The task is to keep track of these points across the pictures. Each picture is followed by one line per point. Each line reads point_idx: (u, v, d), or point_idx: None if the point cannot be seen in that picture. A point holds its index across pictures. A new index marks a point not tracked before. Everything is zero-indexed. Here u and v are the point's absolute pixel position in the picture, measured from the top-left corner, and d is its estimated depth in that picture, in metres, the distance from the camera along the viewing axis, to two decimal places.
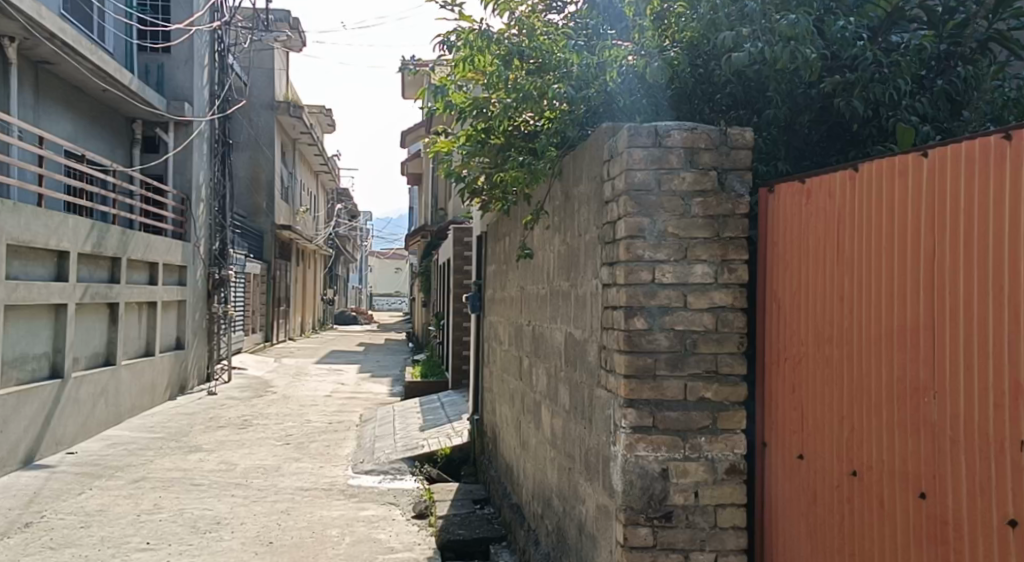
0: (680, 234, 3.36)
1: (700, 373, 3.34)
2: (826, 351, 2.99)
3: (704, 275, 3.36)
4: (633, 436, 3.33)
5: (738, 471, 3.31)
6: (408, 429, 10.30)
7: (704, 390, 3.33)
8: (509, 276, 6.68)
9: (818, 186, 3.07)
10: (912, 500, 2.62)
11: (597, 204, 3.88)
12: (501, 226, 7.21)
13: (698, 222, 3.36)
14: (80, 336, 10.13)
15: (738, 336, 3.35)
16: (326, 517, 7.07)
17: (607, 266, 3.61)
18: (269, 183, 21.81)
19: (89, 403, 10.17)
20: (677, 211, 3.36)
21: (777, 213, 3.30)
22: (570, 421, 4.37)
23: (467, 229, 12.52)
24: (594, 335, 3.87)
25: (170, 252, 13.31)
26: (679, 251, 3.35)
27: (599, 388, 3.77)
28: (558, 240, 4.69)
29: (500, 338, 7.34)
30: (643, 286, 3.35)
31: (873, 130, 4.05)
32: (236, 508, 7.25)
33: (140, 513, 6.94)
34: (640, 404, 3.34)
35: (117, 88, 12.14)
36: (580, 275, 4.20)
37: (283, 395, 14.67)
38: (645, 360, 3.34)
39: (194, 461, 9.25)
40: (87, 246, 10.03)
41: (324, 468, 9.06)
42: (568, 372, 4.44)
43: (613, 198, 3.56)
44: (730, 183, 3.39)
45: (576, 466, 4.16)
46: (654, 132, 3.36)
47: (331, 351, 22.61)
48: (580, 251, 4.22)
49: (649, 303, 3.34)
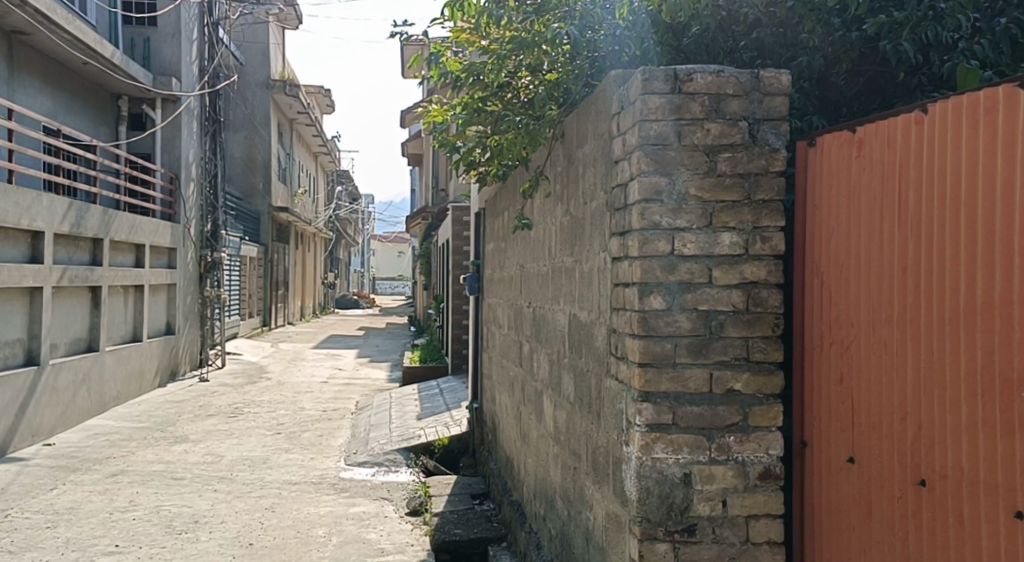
0: (703, 196, 2.84)
1: (726, 361, 2.83)
2: (884, 333, 2.46)
3: (733, 246, 2.84)
4: (649, 436, 2.82)
5: (773, 477, 2.80)
6: (404, 418, 9.80)
7: (731, 381, 2.83)
8: (507, 254, 6.17)
9: (872, 135, 2.53)
10: (1002, 518, 2.11)
11: (605, 162, 3.35)
12: (499, 200, 6.70)
13: (724, 183, 2.84)
14: (58, 321, 9.66)
15: (773, 316, 2.84)
16: (313, 515, 6.59)
17: (617, 236, 3.11)
18: (266, 163, 21.28)
19: (69, 392, 9.70)
20: (700, 169, 2.84)
21: (820, 167, 2.76)
22: (575, 413, 3.87)
23: (467, 207, 12.00)
24: (602, 318, 3.36)
25: (158, 234, 12.83)
26: (703, 216, 2.84)
27: (607, 379, 3.27)
28: (561, 211, 4.17)
29: (499, 320, 6.83)
30: (661, 258, 2.83)
31: (922, 79, 3.50)
32: (217, 505, 6.79)
33: (113, 510, 6.49)
34: (657, 397, 2.83)
35: (99, 62, 11.63)
36: (585, 249, 3.69)
37: (277, 381, 14.19)
38: (663, 345, 2.83)
39: (178, 453, 8.78)
40: (65, 225, 9.54)
41: (315, 460, 8.59)
42: (572, 359, 3.93)
43: (624, 156, 3.05)
44: (763, 135, 2.86)
45: (583, 466, 3.66)
46: (673, 76, 2.83)
47: (330, 335, 22.14)
48: (584, 221, 3.71)
49: (667, 279, 2.83)
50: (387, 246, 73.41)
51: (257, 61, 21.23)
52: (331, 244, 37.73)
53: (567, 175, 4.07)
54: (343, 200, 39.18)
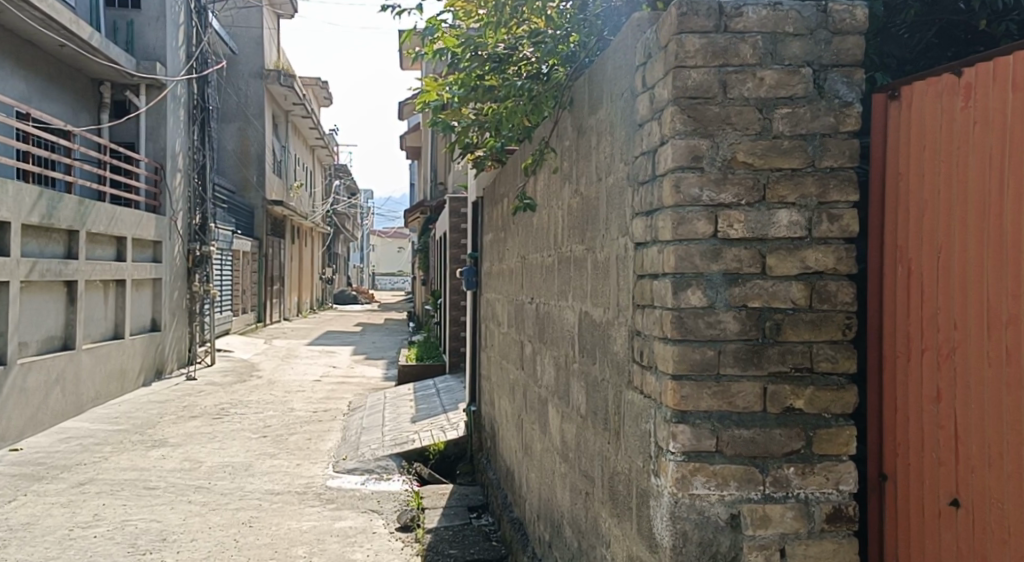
0: (754, 162, 2.25)
1: (783, 371, 2.24)
2: (1003, 340, 1.88)
3: (793, 227, 2.24)
4: (686, 468, 2.23)
5: (844, 520, 2.21)
6: (398, 420, 9.19)
7: (791, 397, 2.24)
8: (508, 242, 5.56)
9: (986, 81, 1.94)
10: None
11: (627, 127, 2.75)
12: (499, 185, 6.10)
13: (782, 146, 2.24)
14: (29, 317, 9.09)
15: (843, 315, 2.24)
16: (293, 530, 6.02)
17: (643, 217, 2.53)
18: (260, 155, 20.67)
19: (41, 392, 9.14)
20: (751, 129, 2.25)
21: (908, 123, 2.16)
22: (587, 428, 3.28)
23: (465, 198, 11.42)
24: (623, 316, 2.76)
25: (141, 227, 12.24)
26: (755, 189, 2.25)
27: (628, 391, 2.70)
28: (569, 191, 3.59)
29: (499, 317, 6.22)
30: (701, 242, 2.25)
31: (1010, 27, 2.91)
32: (189, 519, 6.23)
33: (73, 527, 5.96)
34: (696, 418, 2.25)
35: (75, 44, 11.02)
36: (600, 235, 3.10)
37: (268, 380, 13.60)
38: (704, 353, 2.24)
39: (155, 458, 8.20)
40: (35, 215, 8.98)
41: (301, 467, 7.99)
42: (583, 365, 3.35)
43: (651, 118, 2.46)
44: (831, 86, 2.25)
45: (597, 493, 3.08)
46: (718, 10, 2.23)
47: (326, 331, 21.55)
48: (599, 202, 3.12)
49: (709, 269, 2.25)
50: (387, 241, 72.73)
51: (251, 50, 20.60)
52: (329, 238, 37.17)
53: (577, 149, 3.49)
54: (342, 194, 38.62)
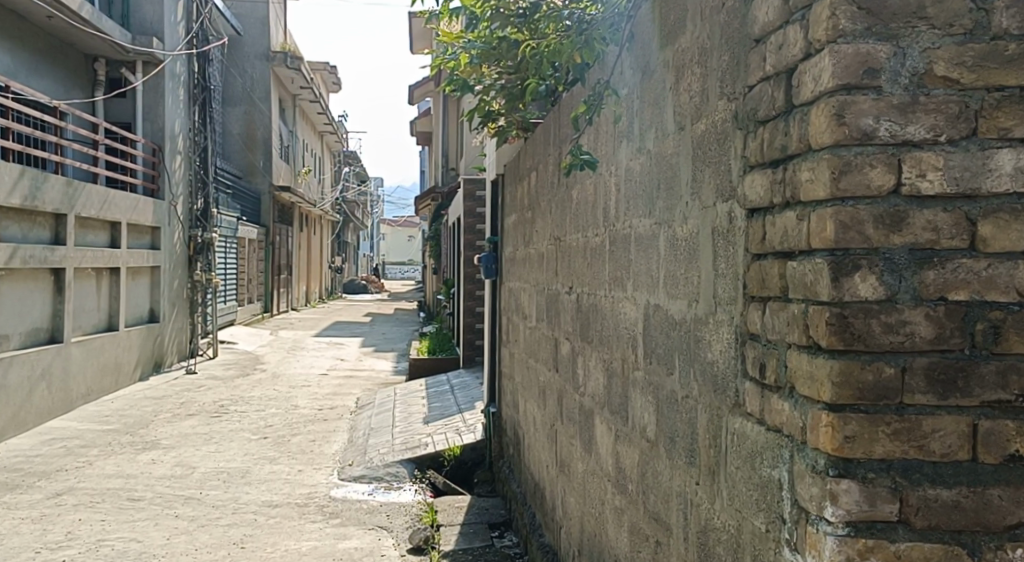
0: (961, 78, 1.47)
1: (1002, 400, 1.46)
2: None
3: (1021, 178, 1.46)
4: (856, 546, 1.46)
5: None
6: (409, 421, 8.42)
7: (1017, 440, 1.45)
8: (538, 223, 4.77)
9: None
10: None
11: (733, 49, 1.96)
12: (524, 159, 5.31)
13: (1007, 50, 1.47)
14: (10, 309, 8.35)
15: None
16: (292, 553, 5.25)
17: (765, 169, 1.76)
18: (266, 141, 19.92)
19: (23, 390, 8.41)
20: (962, 27, 1.47)
21: None
22: (658, 458, 2.50)
23: (479, 180, 10.70)
24: (726, 315, 1.97)
25: (136, 211, 11.49)
26: (963, 120, 1.47)
27: (734, 419, 1.92)
28: (631, 151, 2.80)
29: (524, 309, 5.43)
30: (875, 203, 1.48)
31: None
32: (173, 538, 5.48)
33: (40, 549, 5.22)
34: (867, 471, 1.47)
35: (65, 15, 10.24)
36: (681, 204, 2.31)
37: (271, 373, 12.88)
38: (881, 369, 1.48)
39: (144, 463, 7.47)
40: (16, 198, 8.25)
41: (303, 474, 7.24)
42: (652, 373, 2.57)
43: (786, 20, 1.68)
44: None
45: (676, 546, 2.32)
46: None
47: (335, 322, 20.84)
48: (680, 161, 2.33)
49: (889, 243, 1.48)
50: (398, 230, 72.11)
51: (256, 32, 19.75)
52: (339, 227, 36.50)
53: (643, 93, 2.69)
54: (352, 182, 37.92)
